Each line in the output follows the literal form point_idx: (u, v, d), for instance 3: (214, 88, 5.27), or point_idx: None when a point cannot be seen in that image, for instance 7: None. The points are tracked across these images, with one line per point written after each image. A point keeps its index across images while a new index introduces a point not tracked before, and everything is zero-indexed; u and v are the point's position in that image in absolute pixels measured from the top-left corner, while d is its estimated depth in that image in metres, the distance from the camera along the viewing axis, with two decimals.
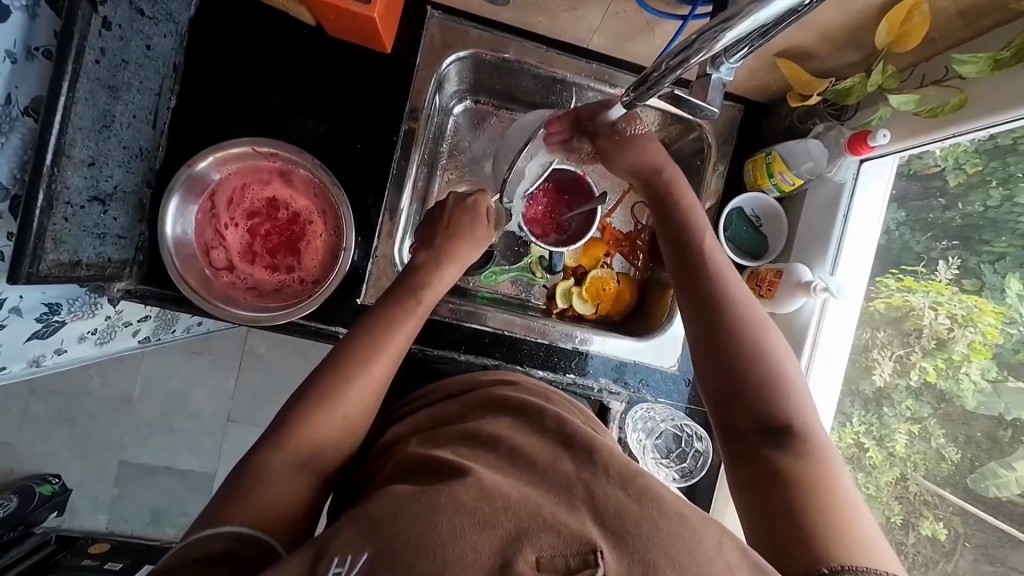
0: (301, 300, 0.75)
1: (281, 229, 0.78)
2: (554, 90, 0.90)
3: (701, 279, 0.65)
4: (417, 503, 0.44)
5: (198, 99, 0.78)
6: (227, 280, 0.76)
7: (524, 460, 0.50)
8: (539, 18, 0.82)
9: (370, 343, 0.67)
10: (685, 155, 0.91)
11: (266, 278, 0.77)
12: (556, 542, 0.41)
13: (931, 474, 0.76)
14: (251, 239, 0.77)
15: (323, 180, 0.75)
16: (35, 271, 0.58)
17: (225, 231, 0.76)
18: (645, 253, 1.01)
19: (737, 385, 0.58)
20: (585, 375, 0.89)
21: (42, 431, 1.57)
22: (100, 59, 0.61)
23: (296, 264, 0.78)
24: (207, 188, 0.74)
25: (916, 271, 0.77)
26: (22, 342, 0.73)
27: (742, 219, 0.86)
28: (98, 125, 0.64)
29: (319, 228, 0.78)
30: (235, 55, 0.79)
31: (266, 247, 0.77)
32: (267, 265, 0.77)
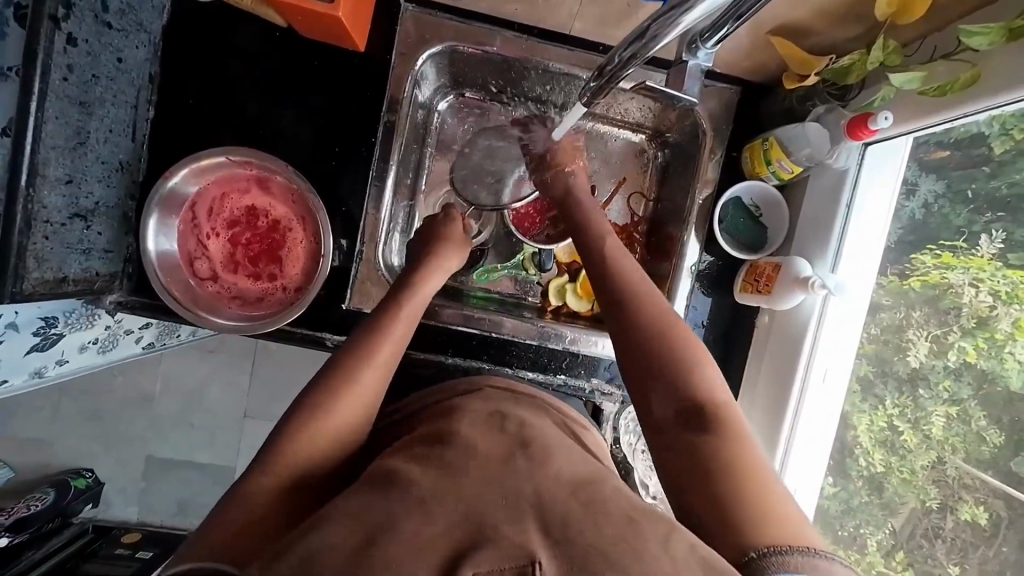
0: (284, 309, 0.75)
1: (261, 238, 0.77)
2: (541, 81, 0.86)
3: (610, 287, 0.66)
4: (357, 528, 0.42)
5: (176, 109, 0.78)
6: (212, 290, 0.76)
7: (479, 458, 0.49)
8: (517, 6, 0.78)
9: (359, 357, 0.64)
10: (681, 141, 0.88)
11: (248, 287, 0.77)
12: (494, 557, 0.40)
13: (972, 458, 0.67)
14: (232, 248, 0.77)
15: (301, 186, 0.74)
16: (19, 290, 0.60)
17: (206, 242, 0.76)
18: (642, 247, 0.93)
19: (649, 370, 0.58)
20: (578, 375, 0.87)
21: (73, 429, 1.66)
22: (69, 75, 0.61)
23: (279, 271, 0.77)
24: (185, 200, 0.74)
25: (955, 245, 0.68)
26: (21, 356, 0.75)
27: (741, 211, 0.82)
28: (73, 142, 0.64)
29: (299, 235, 0.77)
30: (211, 62, 0.78)
31: (248, 256, 0.77)
32: (249, 273, 0.77)
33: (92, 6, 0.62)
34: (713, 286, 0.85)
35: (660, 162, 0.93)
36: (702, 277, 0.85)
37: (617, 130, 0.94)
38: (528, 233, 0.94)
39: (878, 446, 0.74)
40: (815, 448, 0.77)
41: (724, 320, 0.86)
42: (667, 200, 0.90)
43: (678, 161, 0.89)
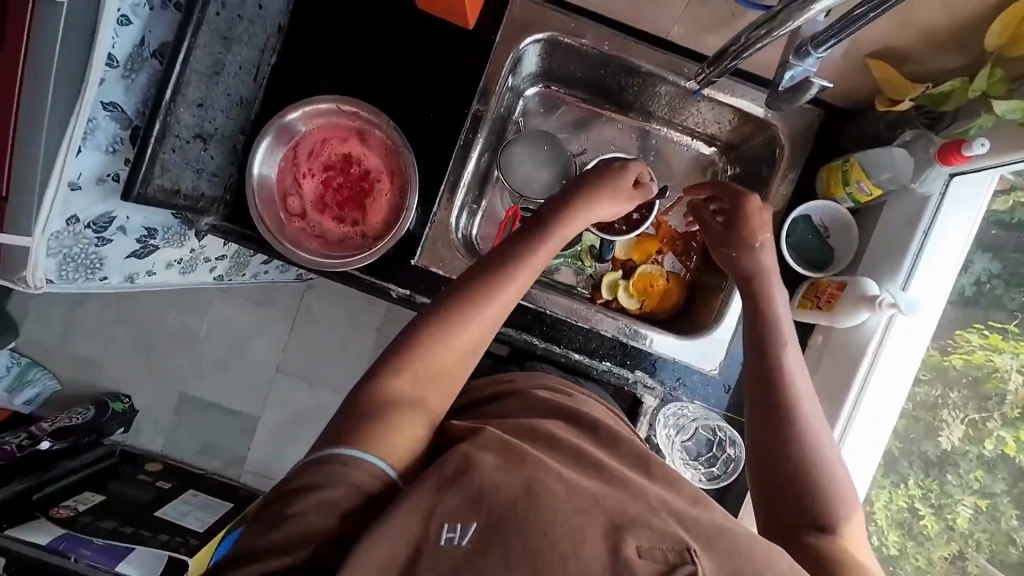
0: (362, 253, 0.81)
1: (350, 186, 0.83)
2: (630, 79, 0.90)
3: (773, 406, 0.64)
4: (514, 479, 0.48)
5: (294, 59, 0.85)
6: (298, 227, 0.82)
7: (588, 459, 0.53)
8: (620, 5, 0.81)
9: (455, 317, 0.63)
10: (753, 155, 0.92)
11: (331, 230, 0.83)
12: (653, 536, 0.46)
13: (998, 559, 0.74)
14: (323, 190, 0.83)
15: (397, 140, 0.80)
16: (143, 192, 0.68)
17: (302, 182, 0.82)
18: (698, 255, 1.03)
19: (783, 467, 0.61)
20: (624, 365, 0.88)
21: (122, 354, 1.77)
22: (221, 11, 0.70)
23: (361, 219, 0.83)
24: (292, 139, 0.80)
25: (1005, 329, 0.75)
26: (123, 259, 0.83)
27: (809, 228, 0.83)
28: (211, 71, 0.72)
29: (385, 187, 0.82)
30: (331, 21, 0.85)
31: (337, 200, 0.83)
32: (335, 217, 0.83)
33: None
34: None
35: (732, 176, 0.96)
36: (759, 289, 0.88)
37: (691, 142, 0.99)
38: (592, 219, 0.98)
39: (894, 526, 0.79)
40: (860, 473, 0.76)
41: None
42: None
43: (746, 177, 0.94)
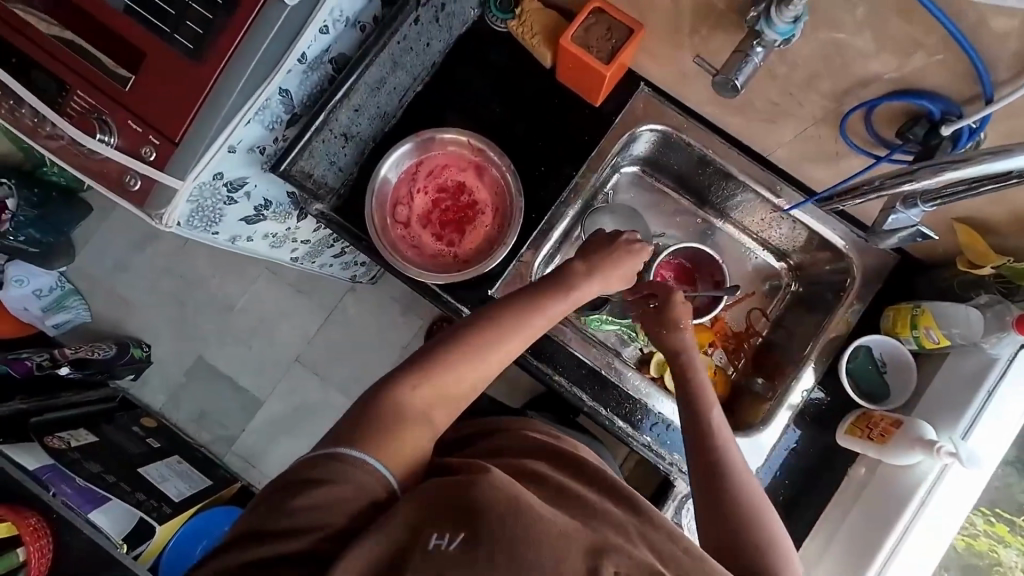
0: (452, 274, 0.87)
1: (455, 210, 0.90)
2: (723, 183, 0.99)
3: (716, 490, 0.67)
4: (501, 489, 0.52)
5: (437, 92, 0.96)
6: (400, 233, 0.89)
7: (570, 494, 0.57)
8: (734, 119, 0.89)
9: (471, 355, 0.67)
10: (820, 279, 0.99)
11: (427, 244, 0.90)
12: (628, 563, 0.51)
13: None
14: (431, 208, 0.91)
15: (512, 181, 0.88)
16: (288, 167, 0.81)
17: (413, 197, 0.90)
18: (747, 359, 1.06)
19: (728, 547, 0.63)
20: (662, 446, 0.88)
21: (155, 305, 1.82)
22: (401, 41, 0.83)
23: (457, 241, 0.90)
24: (418, 157, 0.89)
25: (1012, 521, 0.76)
26: (236, 221, 0.90)
27: (868, 359, 0.87)
28: (374, 85, 0.84)
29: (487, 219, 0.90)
30: (477, 70, 0.96)
31: (441, 220, 0.90)
32: (434, 234, 0.90)
33: (437, 7, 0.85)
34: (813, 422, 0.90)
35: (792, 292, 1.05)
36: (807, 406, 0.90)
37: (760, 250, 1.08)
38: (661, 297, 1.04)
39: None
40: None
41: (813, 455, 0.89)
42: (786, 326, 1.03)
43: (812, 296, 1.01)
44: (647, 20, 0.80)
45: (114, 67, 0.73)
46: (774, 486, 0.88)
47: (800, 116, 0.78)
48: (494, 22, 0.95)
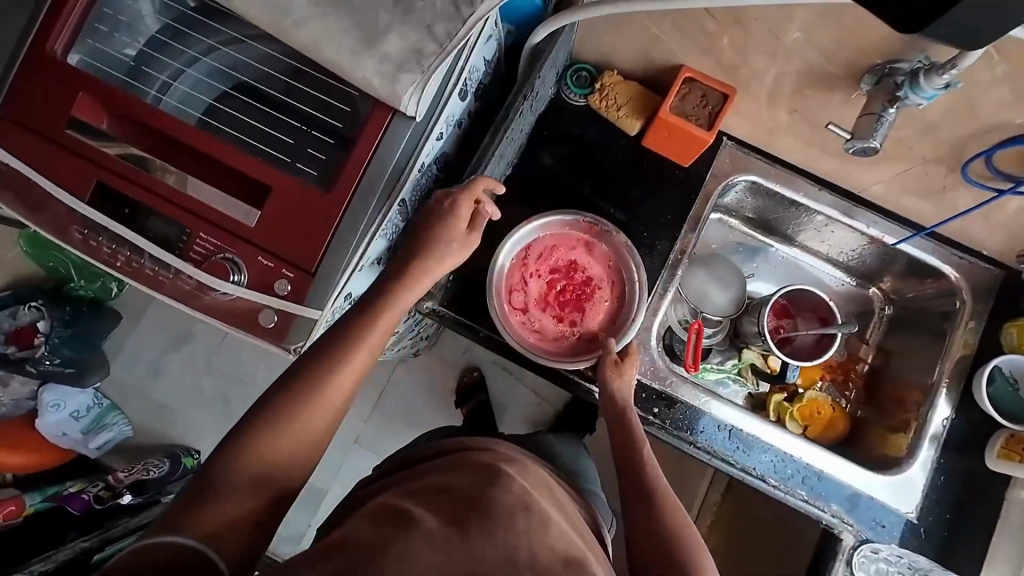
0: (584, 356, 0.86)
1: (573, 290, 0.89)
2: (814, 222, 1.00)
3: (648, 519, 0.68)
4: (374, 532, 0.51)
5: (527, 175, 0.97)
6: (519, 320, 0.87)
7: (420, 491, 0.57)
8: (830, 162, 0.90)
9: (321, 360, 0.68)
10: (921, 302, 1.00)
11: (549, 327, 0.88)
12: None
13: None
14: (547, 289, 0.89)
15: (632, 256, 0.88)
16: None
17: (528, 282, 0.88)
18: (857, 387, 1.05)
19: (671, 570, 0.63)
20: (817, 499, 0.87)
21: (191, 403, 1.56)
22: (507, 138, 0.85)
23: (579, 320, 0.88)
24: (528, 242, 0.89)
25: None
26: None
27: (1004, 380, 0.88)
28: (484, 182, 0.85)
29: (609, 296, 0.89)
30: (562, 146, 0.97)
31: (559, 300, 0.89)
32: (554, 316, 0.88)
33: (533, 100, 0.87)
34: (958, 448, 0.89)
35: (888, 315, 1.06)
36: (947, 434, 0.90)
37: (845, 278, 1.09)
38: (776, 333, 1.03)
39: None
40: None
41: (964, 483, 0.88)
42: (891, 349, 1.04)
43: (914, 320, 1.02)
44: (744, 85, 0.83)
45: (236, 205, 0.72)
46: (935, 521, 0.87)
47: (909, 158, 0.80)
48: (571, 97, 0.96)
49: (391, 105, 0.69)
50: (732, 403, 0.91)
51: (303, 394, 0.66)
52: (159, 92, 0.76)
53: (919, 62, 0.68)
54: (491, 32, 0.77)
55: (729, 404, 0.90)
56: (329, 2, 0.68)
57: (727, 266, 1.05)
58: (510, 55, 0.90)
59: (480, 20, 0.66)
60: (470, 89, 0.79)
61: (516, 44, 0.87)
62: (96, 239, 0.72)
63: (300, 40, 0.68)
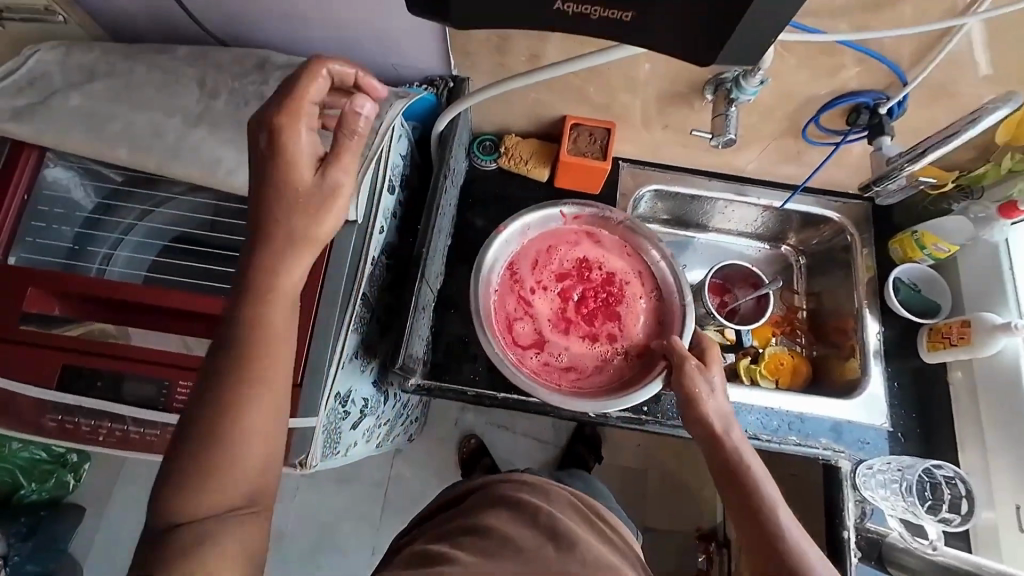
0: (630, 370, 0.90)
1: (587, 300, 0.94)
2: (716, 208, 1.17)
3: (738, 484, 0.71)
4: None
5: (468, 239, 1.06)
6: (543, 340, 0.91)
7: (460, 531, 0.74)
8: (708, 158, 1.08)
9: (198, 412, 0.53)
10: (822, 247, 1.18)
11: (582, 344, 0.91)
12: None
13: None
14: (564, 301, 0.94)
15: (632, 242, 0.97)
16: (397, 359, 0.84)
17: (543, 296, 0.94)
18: (805, 332, 1.18)
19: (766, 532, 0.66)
20: (807, 438, 0.96)
21: None
22: (441, 214, 0.95)
23: (612, 326, 0.92)
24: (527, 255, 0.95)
25: None
26: (350, 430, 0.89)
27: (905, 288, 1.04)
28: (433, 256, 0.94)
29: (627, 294, 0.95)
30: (490, 206, 1.08)
31: (583, 310, 0.93)
32: (584, 329, 0.92)
33: (453, 176, 0.99)
34: (898, 354, 1.02)
35: (805, 265, 1.22)
36: (884, 346, 1.03)
37: (760, 244, 1.24)
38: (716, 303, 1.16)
39: None
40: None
41: (915, 382, 1.00)
42: (818, 291, 1.18)
43: (823, 261, 1.18)
44: (620, 118, 0.99)
45: None
46: (906, 423, 0.98)
47: (764, 137, 0.98)
48: (482, 163, 1.09)
49: None
50: None
51: (199, 458, 0.52)
52: (102, 263, 0.82)
53: (733, 74, 0.83)
54: (401, 132, 0.89)
55: None
56: None
57: None
58: (422, 145, 1.02)
59: (389, 126, 0.78)
60: (396, 182, 0.90)
61: (423, 135, 1.00)
62: (72, 421, 0.74)
63: (237, 184, 0.76)
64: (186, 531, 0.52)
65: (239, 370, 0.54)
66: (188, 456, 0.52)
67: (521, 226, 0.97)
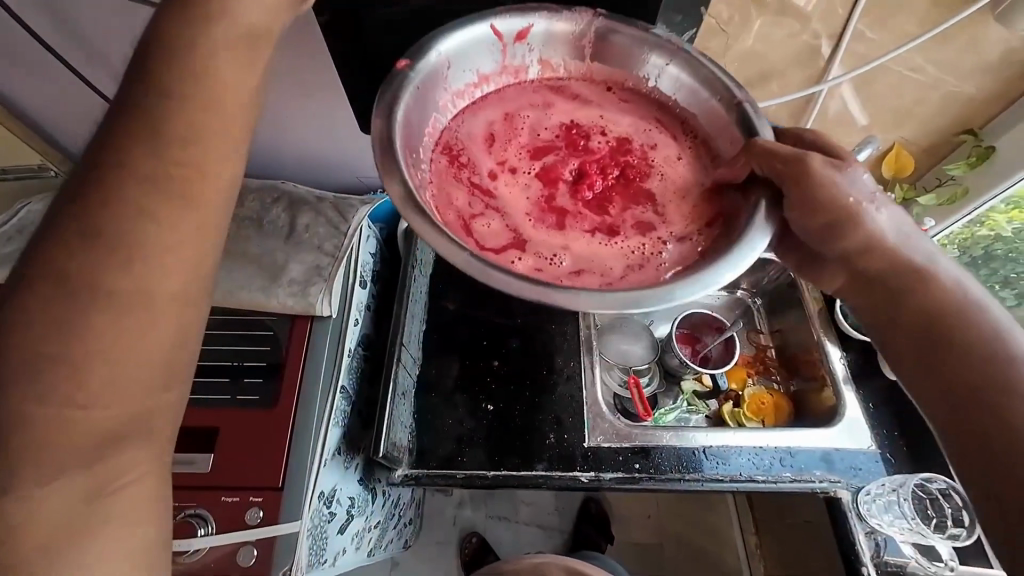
0: (699, 249, 0.63)
1: (592, 171, 0.68)
2: None
3: (900, 297, 0.54)
4: None
5: (441, 321, 1.11)
6: (519, 241, 0.63)
7: None
8: None
9: (90, 265, 0.35)
10: (771, 287, 1.26)
11: (587, 241, 0.64)
12: None
13: None
14: (546, 185, 0.68)
15: (626, 81, 0.73)
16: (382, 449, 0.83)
17: (516, 175, 0.69)
18: (777, 368, 1.23)
19: (946, 345, 0.50)
20: (803, 473, 0.95)
21: None
22: (413, 301, 1.01)
23: (637, 209, 0.67)
24: (456, 135, 0.70)
25: None
26: (336, 535, 0.84)
27: None
28: (408, 341, 0.97)
29: (651, 158, 0.71)
30: (459, 289, 1.15)
31: (588, 183, 0.68)
32: (591, 223, 0.66)
33: (421, 265, 1.07)
34: (865, 375, 1.06)
35: (762, 304, 1.29)
36: (851, 371, 1.07)
37: (716, 293, 1.33)
38: (684, 347, 1.22)
39: None
40: None
41: (889, 401, 1.03)
42: (780, 329, 1.25)
43: (775, 299, 1.26)
44: None
45: (191, 457, 0.74)
46: (891, 443, 0.99)
47: None
48: None
49: (309, 314, 0.82)
50: (696, 428, 1.01)
51: (97, 329, 0.35)
52: None
53: None
54: (369, 232, 0.98)
55: (692, 428, 1.00)
56: (233, 260, 0.84)
57: (627, 325, 1.23)
58: (389, 242, 1.10)
59: (357, 228, 0.89)
60: (367, 276, 0.96)
61: (390, 233, 1.09)
62: None
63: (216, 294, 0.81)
64: (62, 450, 0.34)
65: (189, 218, 0.38)
66: (85, 337, 0.34)
67: (436, 74, 0.64)
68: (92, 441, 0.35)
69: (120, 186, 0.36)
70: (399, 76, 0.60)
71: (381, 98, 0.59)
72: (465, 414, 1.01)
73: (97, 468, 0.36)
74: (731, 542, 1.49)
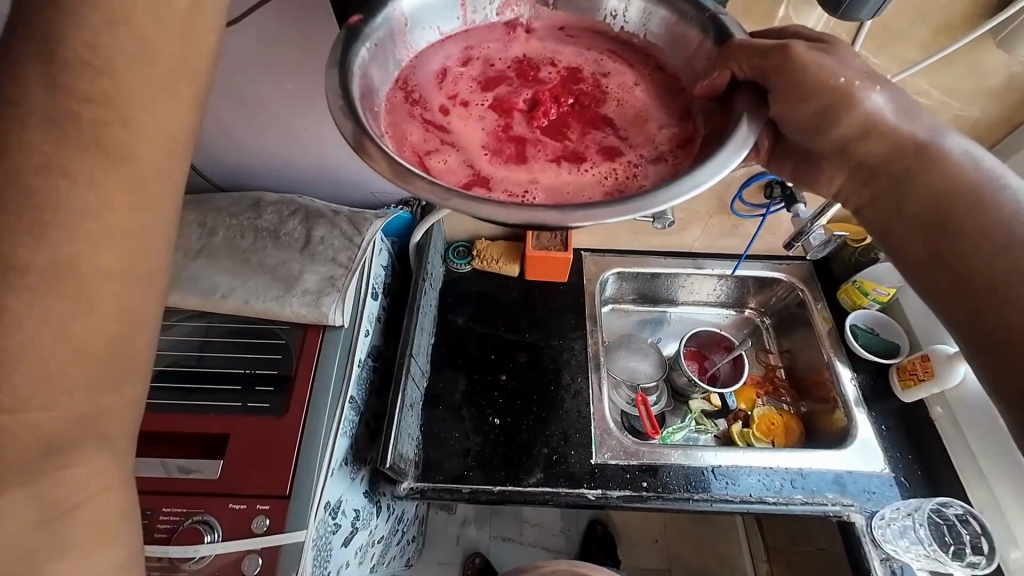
0: (675, 167, 0.54)
1: (546, 99, 0.61)
2: (676, 283, 1.27)
3: (901, 179, 0.51)
4: None
5: (450, 336, 1.12)
6: (483, 174, 0.56)
7: None
8: (659, 239, 1.21)
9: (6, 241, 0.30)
10: (779, 306, 1.26)
11: (557, 168, 0.57)
12: None
13: None
14: (503, 117, 0.61)
15: (579, 19, 0.65)
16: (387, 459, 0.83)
17: (471, 111, 0.61)
18: (787, 389, 1.22)
19: (951, 219, 0.47)
20: (815, 495, 0.93)
21: None
22: (423, 313, 1.02)
23: (603, 132, 0.59)
24: (409, 72, 0.61)
25: None
26: (340, 547, 0.83)
27: (865, 331, 1.11)
28: (416, 353, 0.98)
29: (604, 85, 0.62)
30: (468, 304, 1.16)
31: (546, 109, 0.60)
32: (552, 149, 0.58)
33: (431, 280, 1.09)
34: (877, 396, 1.05)
35: (771, 325, 1.29)
36: (862, 392, 1.06)
37: (725, 312, 1.33)
38: (693, 367, 1.21)
39: None
40: None
41: (902, 423, 1.02)
42: (789, 349, 1.24)
43: (784, 319, 1.26)
44: None
45: (199, 465, 0.75)
46: (905, 465, 0.97)
47: (701, 217, 1.13)
48: (456, 266, 1.20)
49: (320, 323, 0.83)
50: (704, 447, 1.00)
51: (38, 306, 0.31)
52: None
53: None
54: (381, 246, 1.00)
55: (701, 447, 0.99)
56: (250, 272, 0.86)
57: (634, 343, 1.23)
58: (400, 256, 1.13)
59: (370, 242, 0.91)
60: (378, 289, 0.98)
61: (400, 247, 1.11)
62: None
63: (232, 304, 0.83)
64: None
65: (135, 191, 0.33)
66: (3, 333, 0.30)
67: (392, 31, 0.57)
68: (34, 447, 0.32)
69: (37, 140, 0.30)
70: (352, 33, 0.52)
71: (335, 60, 0.50)
72: (472, 429, 1.01)
73: (46, 479, 0.32)
74: (741, 570, 1.44)
